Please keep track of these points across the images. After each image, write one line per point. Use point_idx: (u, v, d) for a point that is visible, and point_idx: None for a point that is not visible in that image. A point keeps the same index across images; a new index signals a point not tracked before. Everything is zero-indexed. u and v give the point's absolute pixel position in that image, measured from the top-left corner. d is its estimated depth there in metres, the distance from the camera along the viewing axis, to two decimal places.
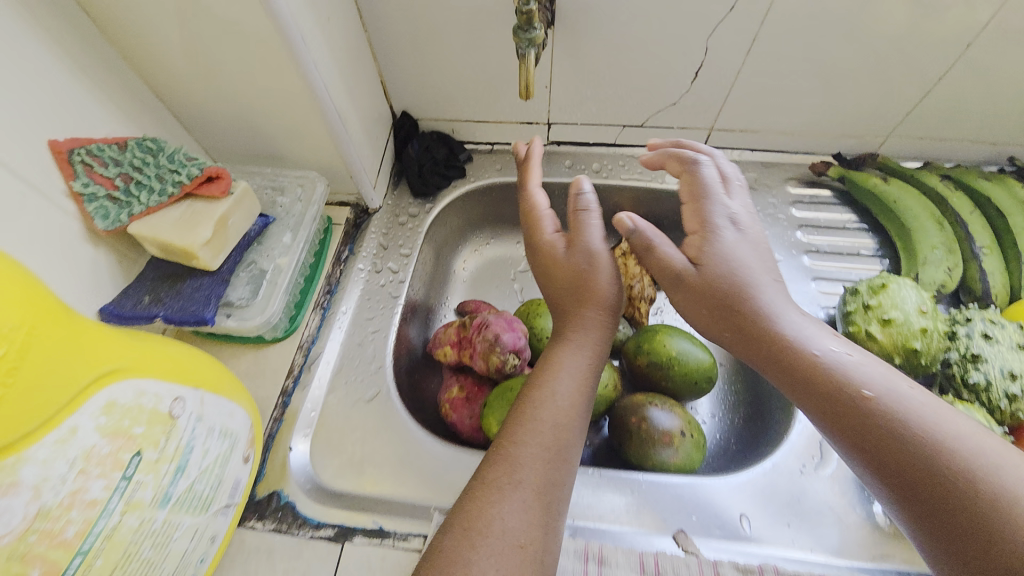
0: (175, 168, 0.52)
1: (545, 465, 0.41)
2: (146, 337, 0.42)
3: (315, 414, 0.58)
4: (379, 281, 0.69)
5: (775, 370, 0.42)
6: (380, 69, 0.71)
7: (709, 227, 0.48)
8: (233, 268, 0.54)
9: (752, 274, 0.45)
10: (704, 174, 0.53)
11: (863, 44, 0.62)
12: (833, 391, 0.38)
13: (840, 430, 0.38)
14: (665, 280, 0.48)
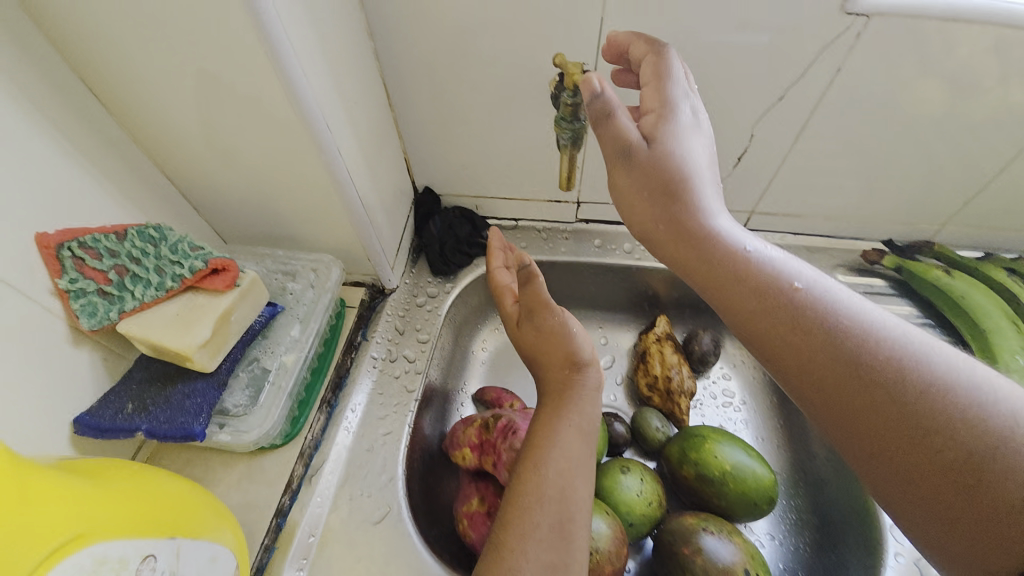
0: (179, 259, 0.46)
1: (548, 566, 0.38)
2: (107, 478, 0.36)
3: (313, 540, 0.49)
4: (394, 371, 0.62)
5: (747, 299, 0.38)
6: (405, 147, 0.68)
7: (668, 107, 0.42)
8: (232, 368, 0.48)
9: (699, 176, 0.41)
10: (671, 56, 0.43)
11: (916, 134, 0.59)
12: (771, 296, 0.37)
13: (778, 343, 0.37)
14: (614, 156, 0.43)
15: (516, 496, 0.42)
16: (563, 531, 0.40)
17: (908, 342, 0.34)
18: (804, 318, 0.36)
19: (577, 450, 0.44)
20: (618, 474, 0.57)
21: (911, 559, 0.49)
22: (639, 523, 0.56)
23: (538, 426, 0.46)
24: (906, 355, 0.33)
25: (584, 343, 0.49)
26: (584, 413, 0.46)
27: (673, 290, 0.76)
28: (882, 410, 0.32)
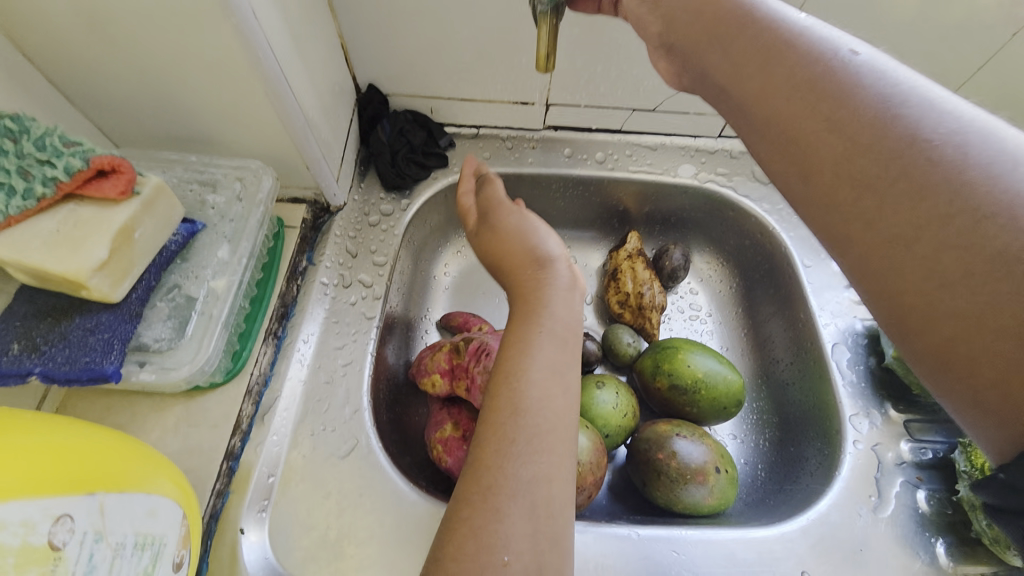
0: (48, 157, 0.35)
1: (537, 480, 0.34)
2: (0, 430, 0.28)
3: (273, 480, 0.44)
4: (349, 298, 0.55)
5: (763, 70, 0.33)
6: (340, 30, 0.56)
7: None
8: (146, 298, 0.39)
9: None
10: None
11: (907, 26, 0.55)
12: (796, 60, 0.31)
13: (788, 110, 0.31)
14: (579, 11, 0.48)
15: (489, 416, 0.37)
16: (548, 444, 0.36)
17: (942, 112, 0.26)
18: (822, 77, 0.30)
19: (557, 357, 0.40)
20: (594, 389, 0.56)
21: (868, 445, 0.52)
22: (615, 434, 0.56)
23: (510, 331, 0.43)
24: (937, 121, 0.26)
25: (552, 245, 0.48)
26: (557, 316, 0.43)
27: (645, 204, 0.72)
28: (875, 167, 0.27)
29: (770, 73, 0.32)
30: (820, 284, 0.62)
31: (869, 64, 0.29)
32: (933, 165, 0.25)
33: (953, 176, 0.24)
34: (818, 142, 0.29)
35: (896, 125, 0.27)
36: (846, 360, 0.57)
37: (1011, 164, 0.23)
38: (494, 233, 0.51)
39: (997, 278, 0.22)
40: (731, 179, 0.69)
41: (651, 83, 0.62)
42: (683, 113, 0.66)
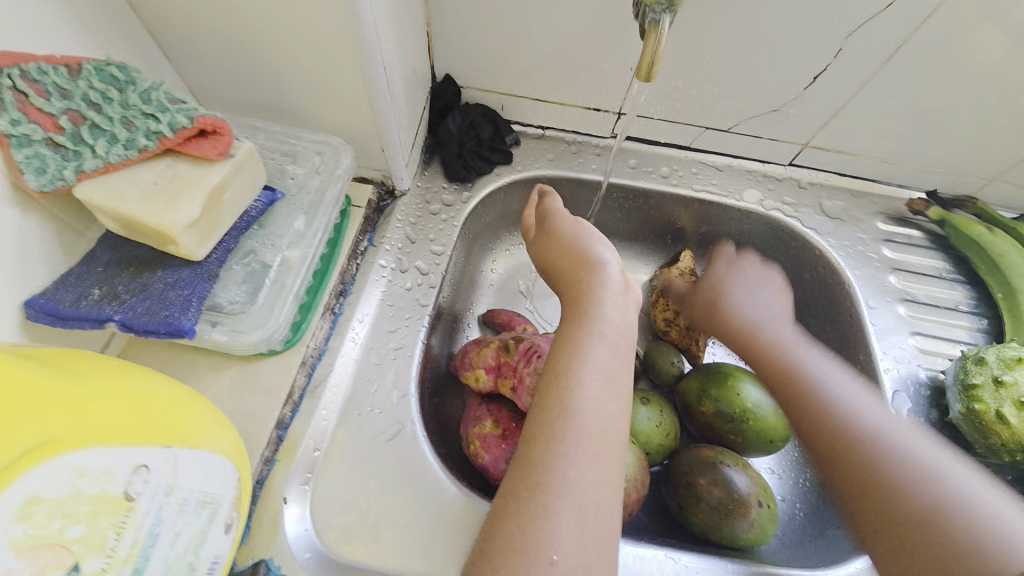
0: (152, 111, 0.36)
1: (589, 483, 0.33)
2: (88, 376, 0.29)
3: (318, 455, 0.44)
4: (405, 283, 0.55)
5: (802, 422, 0.46)
6: (429, 17, 0.56)
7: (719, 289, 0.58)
8: (224, 259, 0.40)
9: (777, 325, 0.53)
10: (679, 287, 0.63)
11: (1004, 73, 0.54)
12: (836, 433, 0.44)
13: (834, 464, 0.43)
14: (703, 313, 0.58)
15: (540, 413, 0.36)
16: (602, 446, 0.34)
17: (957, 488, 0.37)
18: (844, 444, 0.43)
19: (611, 360, 0.38)
20: (638, 405, 0.55)
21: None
22: (656, 453, 0.55)
23: (560, 331, 0.41)
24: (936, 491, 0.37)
25: (605, 251, 0.47)
26: (610, 319, 0.41)
27: (703, 224, 0.71)
28: (881, 497, 0.39)
29: (785, 376, 0.49)
30: (884, 327, 0.59)
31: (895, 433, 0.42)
32: (914, 509, 0.37)
33: (912, 486, 0.38)
34: (845, 452, 0.42)
35: (918, 496, 0.38)
36: (907, 410, 0.54)
37: (958, 492, 0.37)
38: (549, 240, 0.51)
39: (911, 526, 0.37)
40: (797, 209, 0.67)
41: (729, 102, 0.61)
42: (756, 136, 0.65)
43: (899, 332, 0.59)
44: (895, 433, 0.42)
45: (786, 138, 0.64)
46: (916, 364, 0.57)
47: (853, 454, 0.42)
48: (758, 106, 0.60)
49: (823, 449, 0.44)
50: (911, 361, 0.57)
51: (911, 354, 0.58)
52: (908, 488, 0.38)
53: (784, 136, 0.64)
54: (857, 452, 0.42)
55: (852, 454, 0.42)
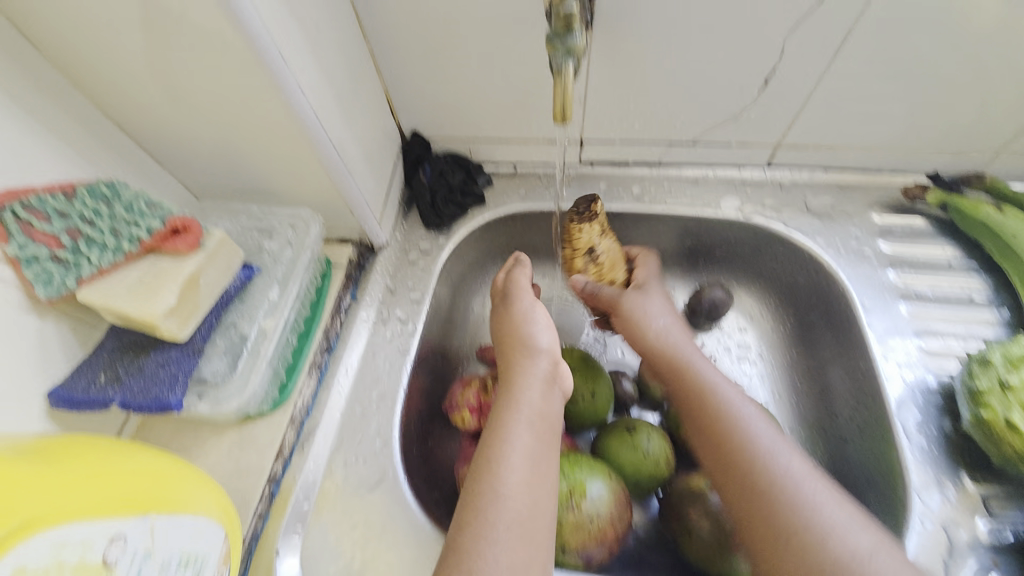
0: (134, 219, 0.43)
1: (513, 568, 0.36)
2: (69, 462, 0.33)
3: (308, 507, 0.48)
4: (386, 332, 0.59)
5: (713, 459, 0.47)
6: (385, 84, 0.61)
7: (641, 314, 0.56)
8: (208, 335, 0.45)
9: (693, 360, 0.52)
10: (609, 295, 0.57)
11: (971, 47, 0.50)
12: (741, 476, 0.44)
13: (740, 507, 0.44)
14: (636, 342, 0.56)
15: (471, 499, 0.39)
16: (530, 530, 0.38)
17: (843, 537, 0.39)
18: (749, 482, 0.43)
19: (535, 446, 0.42)
20: (622, 435, 0.54)
21: (939, 523, 0.47)
22: (647, 482, 0.54)
23: (493, 414, 0.45)
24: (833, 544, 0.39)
25: (543, 331, 0.50)
26: (535, 405, 0.45)
27: (686, 237, 0.69)
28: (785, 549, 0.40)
29: (702, 416, 0.48)
30: (885, 329, 0.57)
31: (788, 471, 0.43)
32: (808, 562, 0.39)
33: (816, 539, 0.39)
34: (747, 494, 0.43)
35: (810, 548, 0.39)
36: (915, 421, 0.52)
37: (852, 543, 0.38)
38: (501, 318, 0.53)
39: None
40: (780, 211, 0.64)
41: (687, 116, 0.60)
42: (726, 143, 0.63)
43: (903, 333, 0.57)
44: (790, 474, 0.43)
45: (756, 142, 0.63)
46: (924, 367, 0.55)
47: (766, 506, 0.42)
48: (717, 116, 0.60)
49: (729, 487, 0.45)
50: (918, 365, 0.55)
51: (920, 358, 0.55)
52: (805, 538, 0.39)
53: (753, 140, 0.62)
54: (775, 499, 0.42)
55: (755, 493, 0.43)
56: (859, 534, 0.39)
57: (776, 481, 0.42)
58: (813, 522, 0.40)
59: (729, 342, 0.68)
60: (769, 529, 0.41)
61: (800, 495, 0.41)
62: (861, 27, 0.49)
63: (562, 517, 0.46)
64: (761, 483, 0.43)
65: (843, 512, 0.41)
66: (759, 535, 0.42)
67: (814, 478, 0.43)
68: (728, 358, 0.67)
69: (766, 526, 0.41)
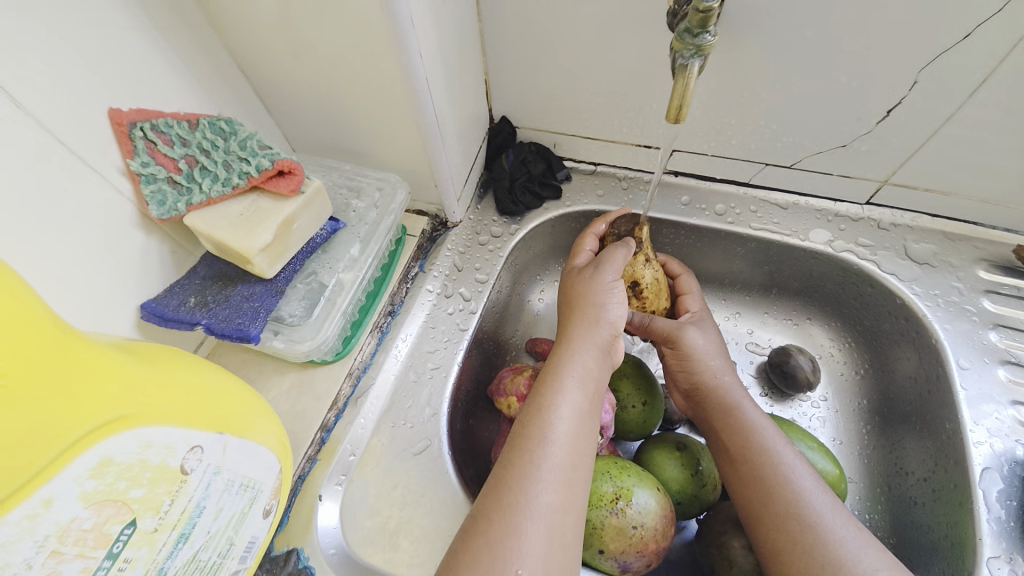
0: (246, 156, 0.44)
1: (555, 510, 0.36)
2: (165, 366, 0.35)
3: (353, 459, 0.49)
4: (448, 308, 0.59)
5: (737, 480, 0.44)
6: (486, 66, 0.61)
7: (675, 337, 0.51)
8: (290, 278, 0.47)
9: (733, 387, 0.49)
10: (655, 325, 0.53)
11: None
12: (770, 501, 0.41)
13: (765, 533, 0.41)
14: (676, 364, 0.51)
15: (519, 439, 0.40)
16: (571, 479, 0.38)
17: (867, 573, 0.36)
18: (777, 507, 0.41)
19: (583, 402, 0.42)
20: (671, 450, 0.52)
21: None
22: (688, 503, 0.52)
23: (550, 364, 0.45)
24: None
25: (610, 294, 0.48)
26: (590, 365, 0.44)
27: (764, 263, 0.67)
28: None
29: (732, 438, 0.46)
30: (977, 393, 0.52)
31: (814, 505, 0.40)
32: None
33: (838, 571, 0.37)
34: (773, 520, 0.41)
35: None
36: (997, 492, 0.48)
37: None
38: (576, 277, 0.52)
39: None
40: (874, 252, 0.61)
41: (791, 138, 0.57)
42: (826, 173, 0.60)
43: (996, 400, 0.52)
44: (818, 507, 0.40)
45: (861, 176, 0.59)
46: (1015, 439, 0.50)
47: (805, 540, 0.39)
48: (825, 142, 0.57)
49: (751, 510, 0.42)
50: (1009, 436, 0.50)
51: (1011, 427, 0.50)
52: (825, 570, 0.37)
53: (858, 173, 0.59)
54: (804, 526, 0.39)
55: (782, 522, 0.40)
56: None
57: (811, 515, 0.39)
58: (851, 561, 0.37)
59: None
60: (810, 564, 0.38)
61: (836, 535, 0.38)
62: (1014, 68, 0.45)
63: (603, 520, 0.44)
64: (801, 517, 0.40)
65: (878, 559, 0.37)
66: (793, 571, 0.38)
67: (847, 519, 0.40)
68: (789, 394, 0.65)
69: (807, 562, 0.38)
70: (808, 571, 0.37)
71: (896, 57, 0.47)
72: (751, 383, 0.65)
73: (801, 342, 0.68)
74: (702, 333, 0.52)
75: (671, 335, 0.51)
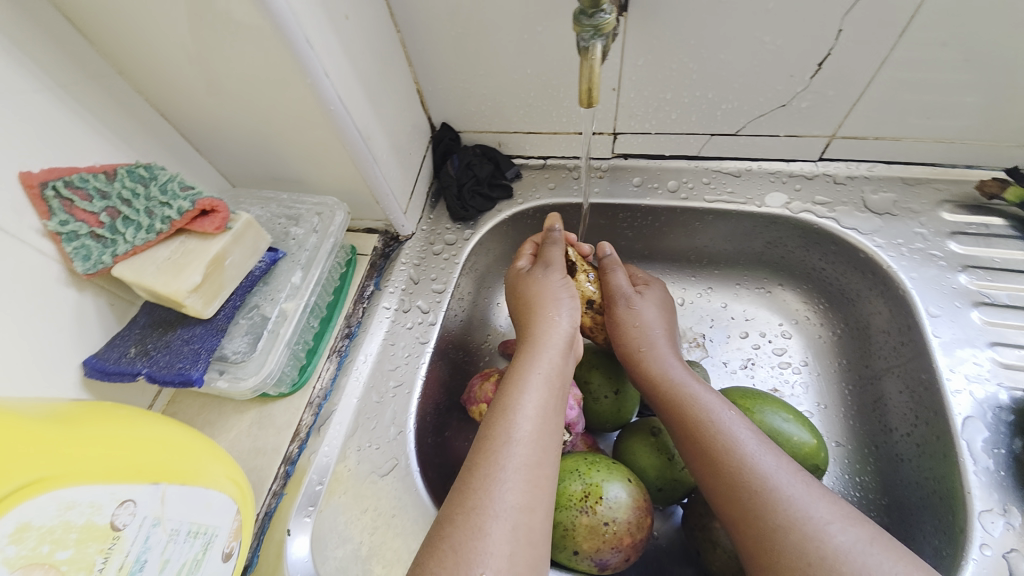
0: (167, 199, 0.44)
1: (522, 509, 0.35)
2: (87, 424, 0.34)
3: (321, 488, 0.48)
4: (407, 322, 0.59)
5: (690, 451, 0.42)
6: (416, 75, 0.60)
7: (622, 294, 0.53)
8: (231, 315, 0.46)
9: (665, 363, 0.49)
10: (614, 279, 0.55)
11: None
12: (724, 462, 0.40)
13: (723, 497, 0.39)
14: (609, 326, 0.53)
15: (484, 441, 0.38)
16: (538, 475, 0.37)
17: (823, 521, 0.35)
18: (732, 469, 0.39)
19: (549, 398, 0.41)
20: (645, 437, 0.51)
21: (1001, 552, 0.41)
22: (670, 488, 0.50)
23: (514, 365, 0.44)
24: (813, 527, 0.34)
25: (562, 289, 0.50)
26: (553, 363, 0.44)
27: (727, 235, 0.65)
28: (771, 532, 0.35)
29: (678, 410, 0.44)
30: (952, 339, 0.50)
31: (766, 461, 0.39)
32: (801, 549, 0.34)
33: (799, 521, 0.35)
34: (731, 481, 0.39)
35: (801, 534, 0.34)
36: (982, 441, 0.46)
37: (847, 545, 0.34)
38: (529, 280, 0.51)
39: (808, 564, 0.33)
40: (833, 208, 0.59)
41: (730, 105, 0.56)
42: (773, 135, 0.59)
43: (973, 343, 0.50)
44: (773, 463, 0.39)
45: (808, 133, 0.58)
46: (997, 382, 0.48)
47: (757, 499, 0.37)
48: (765, 104, 0.55)
49: (706, 478, 0.41)
50: (990, 380, 0.48)
51: (993, 371, 0.49)
52: (788, 521, 0.35)
53: (805, 131, 0.57)
54: (761, 482, 0.38)
55: (743, 482, 0.38)
56: (847, 530, 0.34)
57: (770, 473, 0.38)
58: (802, 518, 0.35)
59: (769, 350, 0.64)
60: (766, 523, 0.36)
61: (786, 490, 0.37)
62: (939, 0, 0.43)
63: (574, 520, 0.43)
64: (752, 476, 0.38)
65: (828, 511, 0.35)
66: (752, 533, 0.36)
67: (799, 477, 0.38)
68: (768, 364, 0.63)
69: (763, 521, 0.36)
70: (767, 530, 0.36)
71: (815, 8, 0.46)
72: (728, 358, 0.64)
73: (774, 309, 0.66)
74: (650, 305, 0.53)
75: (614, 299, 0.53)
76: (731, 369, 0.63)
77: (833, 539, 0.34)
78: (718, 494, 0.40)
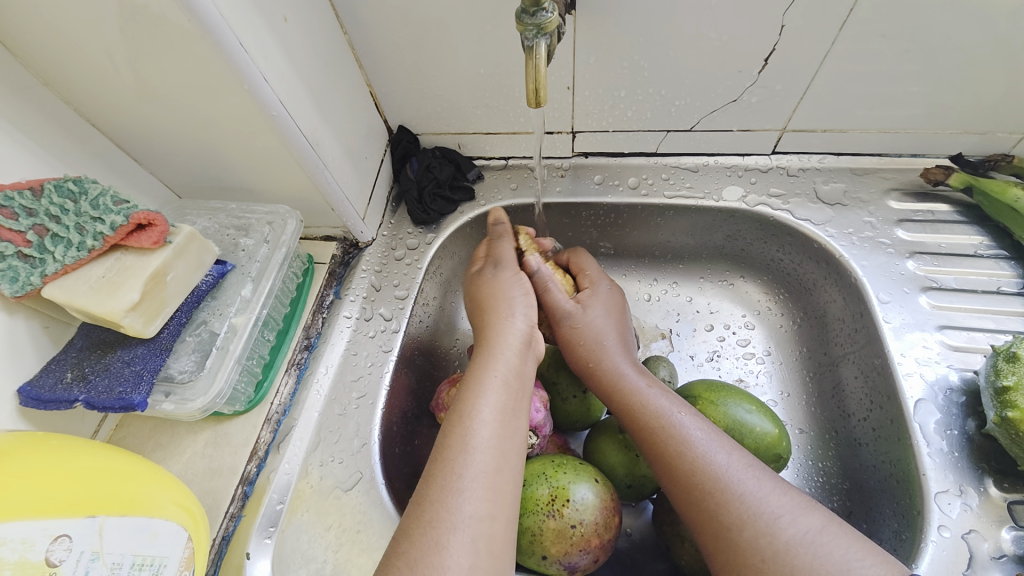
0: (99, 215, 0.41)
1: (482, 518, 0.34)
2: (18, 458, 0.32)
3: (282, 507, 0.47)
4: (369, 331, 0.57)
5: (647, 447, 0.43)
6: (367, 77, 0.59)
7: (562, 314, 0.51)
8: (177, 333, 0.44)
9: (612, 356, 0.49)
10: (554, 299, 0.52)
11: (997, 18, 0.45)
12: (679, 457, 0.40)
13: (680, 491, 0.39)
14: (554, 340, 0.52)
15: (442, 452, 0.37)
16: (498, 483, 0.36)
17: (776, 511, 0.35)
18: (687, 463, 0.39)
19: (507, 403, 0.41)
20: (613, 435, 0.51)
21: (958, 533, 0.42)
22: (639, 484, 0.50)
23: (470, 370, 0.43)
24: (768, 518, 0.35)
25: (515, 288, 0.50)
26: (510, 365, 0.43)
27: (689, 229, 0.66)
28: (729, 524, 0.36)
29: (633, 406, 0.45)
30: (903, 323, 0.52)
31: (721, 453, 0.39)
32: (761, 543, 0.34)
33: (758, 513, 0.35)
34: (687, 476, 0.39)
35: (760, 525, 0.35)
36: (934, 423, 0.47)
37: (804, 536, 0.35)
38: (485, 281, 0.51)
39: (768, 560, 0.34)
40: (787, 200, 0.60)
41: (683, 101, 0.57)
42: (727, 130, 0.60)
43: (922, 327, 0.52)
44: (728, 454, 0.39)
45: (761, 127, 0.59)
46: (947, 364, 0.50)
47: (713, 491, 0.37)
48: (717, 99, 0.56)
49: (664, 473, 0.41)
50: (940, 362, 0.50)
51: (943, 354, 0.50)
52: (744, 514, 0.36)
53: (757, 125, 0.58)
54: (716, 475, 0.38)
55: (699, 476, 0.38)
56: (798, 521, 0.35)
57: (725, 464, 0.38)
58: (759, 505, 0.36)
59: (734, 342, 0.65)
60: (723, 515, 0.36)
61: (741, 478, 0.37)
62: None
63: (541, 525, 0.43)
64: (707, 468, 0.38)
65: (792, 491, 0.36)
66: (710, 527, 0.37)
67: (752, 467, 0.39)
68: (733, 356, 0.64)
69: (720, 512, 0.36)
70: (725, 521, 0.36)
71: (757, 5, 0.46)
72: (694, 351, 0.65)
73: (735, 301, 0.67)
74: (592, 318, 0.52)
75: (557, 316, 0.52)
76: (698, 362, 0.64)
77: (784, 532, 0.34)
78: (676, 489, 0.40)
